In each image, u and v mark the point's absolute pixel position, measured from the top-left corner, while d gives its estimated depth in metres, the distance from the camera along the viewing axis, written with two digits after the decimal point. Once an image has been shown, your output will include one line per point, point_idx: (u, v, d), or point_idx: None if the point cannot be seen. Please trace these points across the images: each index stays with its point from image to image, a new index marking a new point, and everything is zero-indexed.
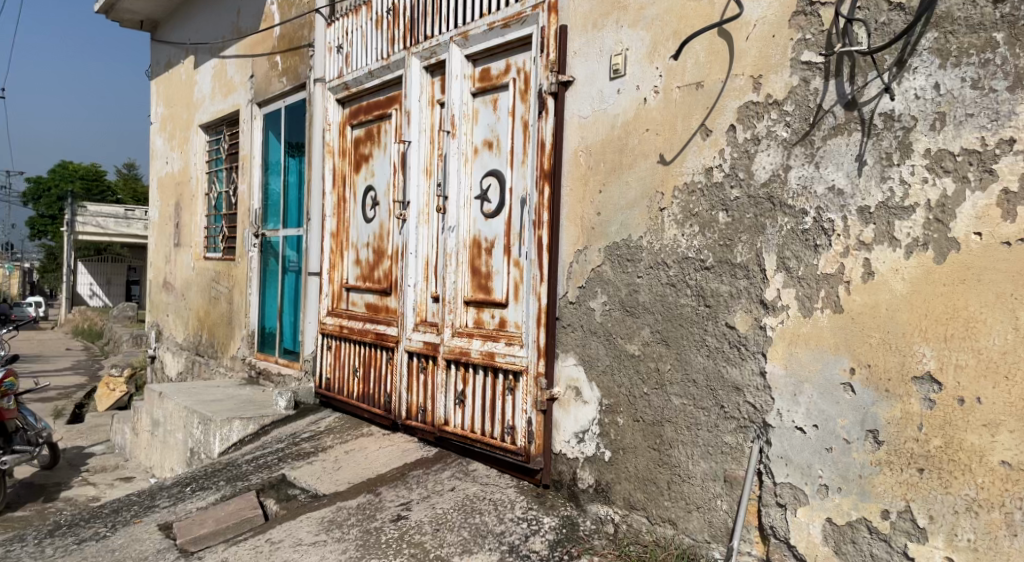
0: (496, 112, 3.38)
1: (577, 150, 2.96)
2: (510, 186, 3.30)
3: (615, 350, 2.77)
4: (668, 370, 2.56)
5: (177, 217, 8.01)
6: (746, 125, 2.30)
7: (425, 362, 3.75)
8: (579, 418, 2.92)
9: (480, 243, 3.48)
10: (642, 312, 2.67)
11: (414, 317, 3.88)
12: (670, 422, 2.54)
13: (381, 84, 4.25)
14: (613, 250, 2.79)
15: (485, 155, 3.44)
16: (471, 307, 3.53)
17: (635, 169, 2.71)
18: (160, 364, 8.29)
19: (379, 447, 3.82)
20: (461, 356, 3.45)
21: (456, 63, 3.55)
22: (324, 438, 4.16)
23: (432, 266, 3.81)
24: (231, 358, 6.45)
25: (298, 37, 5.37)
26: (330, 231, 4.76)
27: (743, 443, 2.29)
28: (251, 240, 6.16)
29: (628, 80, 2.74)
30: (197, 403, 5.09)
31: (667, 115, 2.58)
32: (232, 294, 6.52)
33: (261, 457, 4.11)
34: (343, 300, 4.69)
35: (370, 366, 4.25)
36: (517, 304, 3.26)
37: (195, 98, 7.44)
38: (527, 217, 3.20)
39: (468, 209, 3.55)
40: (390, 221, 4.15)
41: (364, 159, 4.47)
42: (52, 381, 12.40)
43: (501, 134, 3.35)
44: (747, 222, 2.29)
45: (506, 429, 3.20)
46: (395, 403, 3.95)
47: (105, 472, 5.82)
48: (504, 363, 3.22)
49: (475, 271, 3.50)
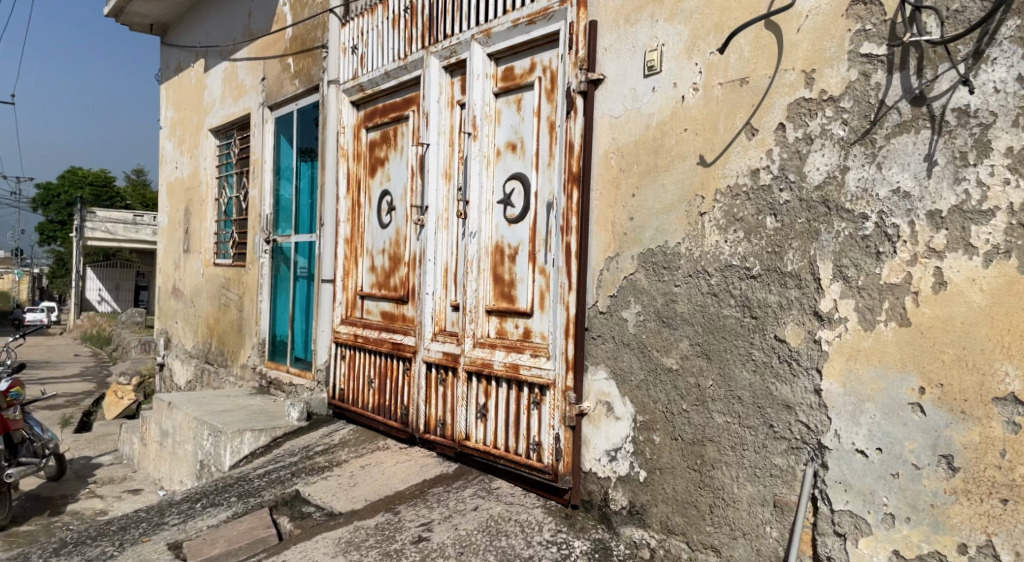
0: (521, 112, 3.24)
1: (607, 151, 2.81)
2: (536, 190, 3.15)
3: (650, 364, 2.61)
4: (710, 386, 2.39)
5: (186, 223, 7.90)
6: (797, 123, 2.14)
7: (444, 374, 3.60)
8: (611, 434, 2.76)
9: (502, 249, 3.33)
10: (681, 324, 2.51)
11: (432, 326, 3.73)
12: (712, 441, 2.38)
13: (397, 85, 4.11)
14: (648, 258, 2.64)
15: (508, 158, 3.30)
16: (493, 316, 3.38)
17: (672, 172, 2.55)
18: (168, 372, 8.16)
19: (396, 462, 3.67)
20: (483, 368, 3.30)
21: (477, 62, 3.41)
22: (339, 452, 4.01)
23: (451, 274, 3.66)
24: (241, 367, 6.32)
25: (311, 39, 5.24)
26: (344, 237, 4.63)
27: (795, 466, 2.13)
28: (262, 246, 6.03)
29: (664, 77, 2.58)
30: (207, 413, 4.96)
31: (708, 114, 2.42)
32: (242, 301, 6.39)
33: (274, 472, 3.95)
34: (357, 308, 4.55)
35: (386, 376, 4.10)
36: (543, 314, 3.11)
37: (204, 102, 7.34)
38: (554, 222, 3.05)
39: (490, 214, 3.40)
40: (407, 227, 4.01)
41: (379, 163, 4.34)
42: (61, 388, 12.35)
43: (526, 136, 3.20)
44: (799, 228, 2.13)
45: (532, 446, 3.04)
46: (412, 415, 3.80)
47: (113, 484, 5.68)
48: (529, 376, 3.06)
49: (498, 278, 3.35)
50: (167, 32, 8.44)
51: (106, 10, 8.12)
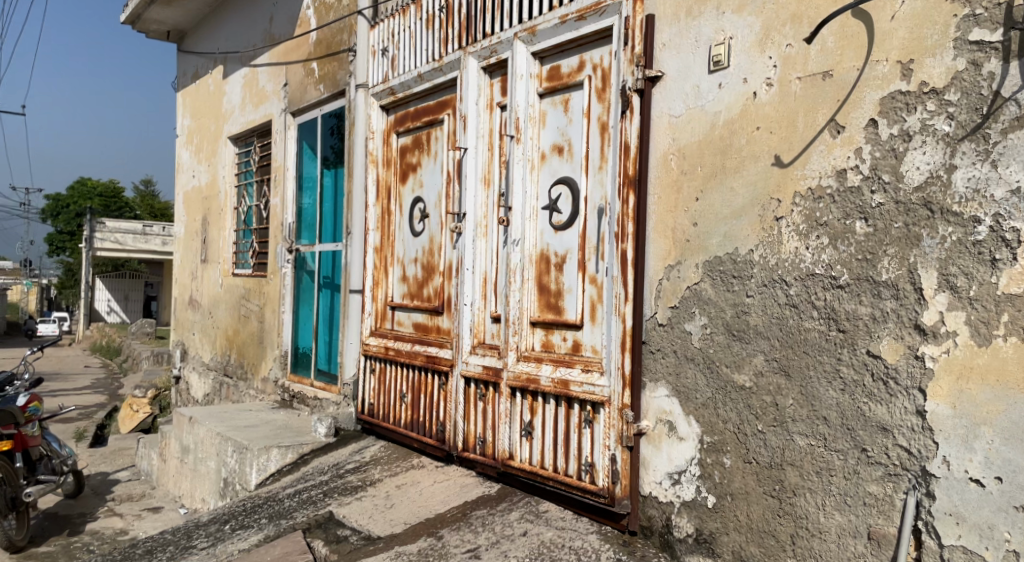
0: (569, 113, 3.07)
1: (667, 152, 2.64)
2: (585, 194, 2.98)
3: (719, 381, 2.43)
4: (790, 406, 2.21)
5: (204, 232, 7.77)
6: (891, 119, 1.96)
7: (484, 389, 3.43)
8: (674, 456, 2.57)
9: (548, 258, 3.15)
10: (754, 337, 2.33)
11: (471, 338, 3.56)
12: (793, 465, 2.19)
13: (431, 88, 3.96)
14: (715, 267, 2.46)
15: (554, 161, 3.14)
16: (538, 328, 3.21)
17: (743, 174, 2.37)
18: (185, 384, 8.02)
19: (434, 482, 3.49)
20: (529, 384, 3.12)
21: (521, 61, 3.25)
22: (372, 470, 3.84)
23: (491, 283, 3.50)
24: (263, 380, 6.16)
25: (337, 42, 5.11)
26: (373, 245, 4.48)
27: (893, 495, 1.94)
28: (285, 256, 5.88)
29: (732, 72, 2.41)
30: (231, 429, 4.80)
31: (784, 111, 2.25)
32: (263, 312, 6.24)
33: (304, 492, 3.78)
34: (388, 320, 4.39)
35: (420, 391, 3.93)
36: (594, 326, 2.93)
37: (223, 109, 7.22)
38: (606, 229, 2.87)
39: (534, 221, 3.23)
40: (442, 235, 3.86)
41: (411, 169, 4.19)
42: (70, 400, 12.22)
43: (575, 138, 3.04)
44: (895, 233, 1.96)
45: (584, 467, 2.85)
46: (449, 432, 3.62)
47: (132, 501, 5.52)
48: (580, 393, 2.88)
49: (543, 288, 3.18)
50: (184, 39, 8.35)
51: (123, 17, 8.03)
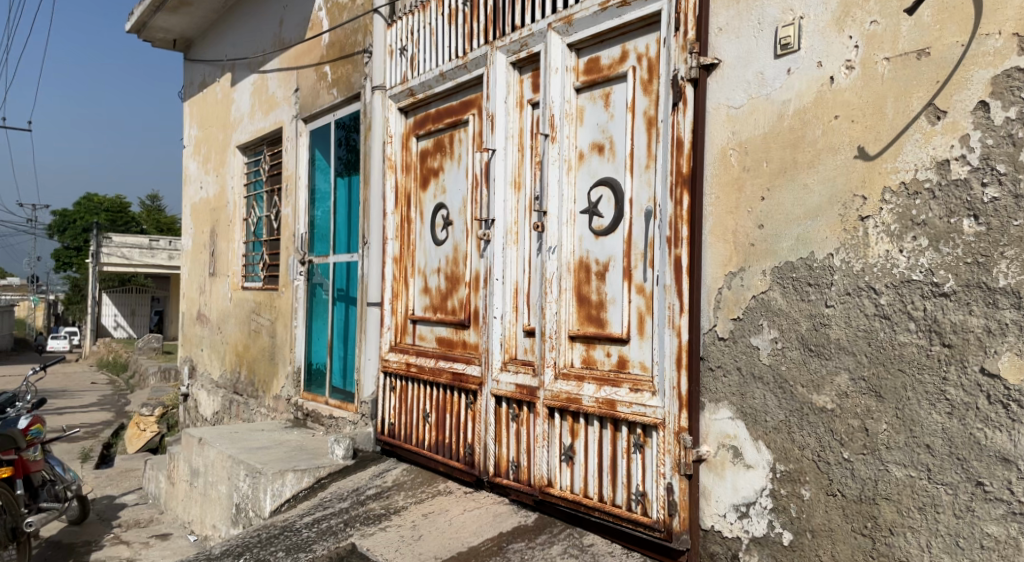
0: (610, 108, 2.82)
1: (726, 147, 2.39)
2: (630, 196, 2.73)
3: (794, 402, 2.16)
4: (883, 432, 1.94)
5: (212, 245, 7.55)
6: (1006, 100, 1.70)
7: (518, 409, 3.18)
8: (740, 486, 2.30)
9: (588, 266, 2.90)
10: (835, 352, 2.06)
11: (502, 354, 3.32)
12: (888, 498, 1.91)
13: (455, 87, 3.73)
14: (786, 274, 2.20)
15: (594, 161, 2.89)
16: (578, 343, 2.95)
17: (819, 168, 2.11)
18: (193, 402, 7.78)
19: (464, 510, 3.23)
20: (569, 404, 2.85)
21: (555, 53, 3.01)
22: (395, 497, 3.58)
23: (523, 294, 3.25)
24: (274, 398, 5.91)
25: (351, 44, 4.89)
26: (392, 256, 4.25)
27: (1018, 538, 1.67)
28: (297, 268, 5.63)
29: (803, 56, 2.16)
30: (242, 451, 4.54)
31: (869, 97, 1.99)
32: (275, 327, 5.99)
33: (322, 521, 3.50)
34: (408, 334, 4.16)
35: (446, 410, 3.68)
36: (642, 340, 2.66)
37: (232, 118, 7.01)
38: (654, 233, 2.61)
39: (572, 226, 2.97)
40: (469, 243, 3.63)
41: (433, 173, 3.96)
42: (76, 418, 11.97)
43: (617, 135, 2.79)
44: (1014, 232, 1.69)
45: (635, 497, 2.58)
46: (479, 455, 3.36)
47: (139, 528, 5.28)
48: (628, 414, 2.61)
49: (582, 299, 2.92)
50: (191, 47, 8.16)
51: (128, 25, 7.84)
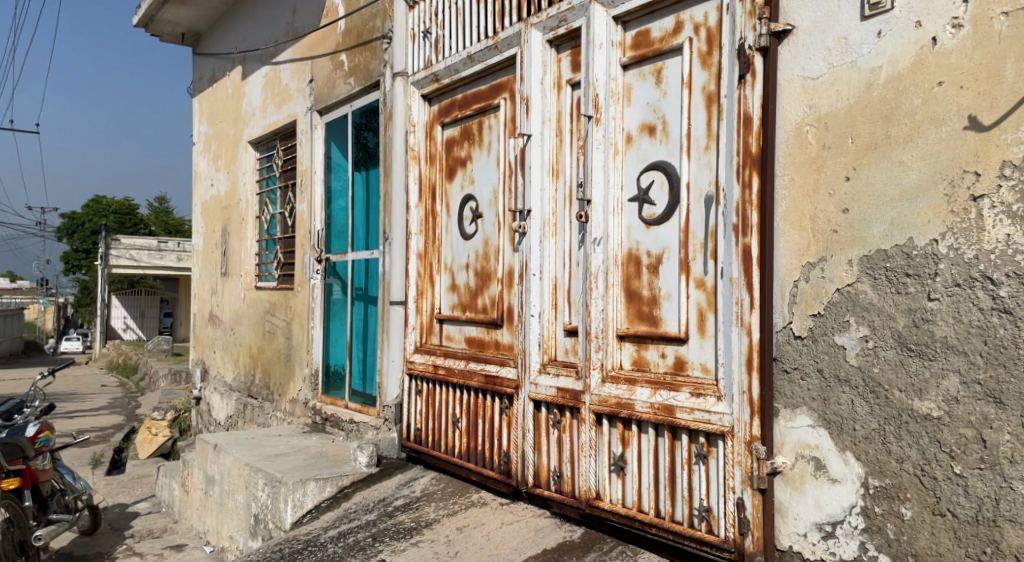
0: (662, 85, 2.57)
1: (801, 122, 2.13)
2: (686, 181, 2.48)
3: (890, 409, 1.91)
4: (1004, 444, 1.68)
5: (224, 244, 7.34)
6: None
7: (559, 415, 2.95)
8: (824, 503, 2.05)
9: (638, 258, 2.65)
10: (941, 352, 1.81)
11: (540, 355, 3.09)
12: (1012, 521, 1.66)
13: (484, 70, 3.50)
14: (879, 263, 1.94)
15: (644, 144, 2.64)
16: (627, 343, 2.70)
17: (918, 141, 1.85)
18: (206, 406, 7.58)
19: (502, 524, 2.99)
20: (620, 410, 2.61)
21: (600, 27, 2.77)
22: (425, 509, 3.34)
23: (562, 290, 3.02)
24: (291, 402, 5.69)
25: (369, 30, 4.66)
26: (416, 252, 4.03)
27: None
28: (313, 266, 5.41)
29: (898, 16, 1.90)
30: (260, 458, 4.33)
31: (982, 58, 1.73)
32: (290, 328, 5.77)
33: (349, 535, 3.27)
34: (435, 334, 3.93)
35: (479, 415, 3.45)
36: (702, 340, 2.41)
37: (242, 112, 6.80)
38: (716, 220, 2.36)
39: (619, 214, 2.73)
40: (501, 237, 3.41)
41: (460, 163, 3.74)
42: (85, 423, 11.82)
43: (671, 114, 2.54)
44: None
45: (698, 513, 2.34)
46: (518, 464, 3.13)
47: (153, 538, 5.08)
48: (689, 421, 2.36)
49: (632, 295, 2.67)
50: (199, 41, 7.96)
51: (135, 19, 7.65)
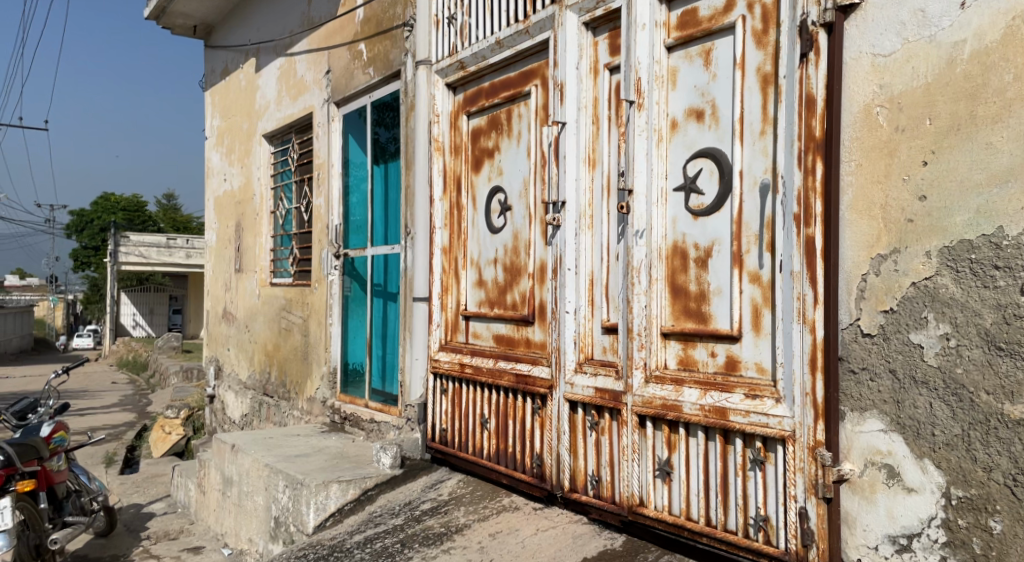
0: (711, 67, 2.42)
1: (870, 103, 1.98)
2: (739, 168, 2.33)
3: (975, 413, 1.76)
4: None
5: (238, 240, 7.23)
6: None
7: (597, 417, 2.81)
8: (899, 513, 1.90)
9: (685, 251, 2.50)
10: None
11: (576, 353, 2.95)
12: None
13: (513, 56, 3.35)
14: (962, 255, 1.79)
15: (691, 130, 2.49)
16: (672, 341, 2.55)
17: (1009, 121, 1.70)
18: (221, 404, 7.49)
19: (538, 531, 2.85)
20: (667, 412, 2.46)
21: (642, 7, 2.62)
22: (455, 513, 3.21)
23: (600, 285, 2.87)
24: (308, 400, 5.57)
25: (389, 17, 4.52)
26: (441, 246, 3.89)
27: None
28: (331, 262, 5.29)
29: None
30: (279, 458, 4.21)
31: None
32: (307, 325, 5.65)
33: (376, 540, 3.14)
34: (460, 332, 3.79)
35: (509, 416, 3.31)
36: (758, 339, 2.26)
37: (256, 106, 6.68)
38: (774, 210, 2.21)
39: (663, 205, 2.58)
40: (532, 230, 3.26)
41: (487, 154, 3.59)
42: (97, 420, 11.77)
43: (721, 98, 2.39)
44: None
45: (755, 523, 2.19)
46: (553, 468, 2.99)
47: (169, 540, 4.98)
48: (744, 425, 2.21)
49: (678, 290, 2.52)
50: (212, 34, 7.84)
51: (147, 12, 7.54)
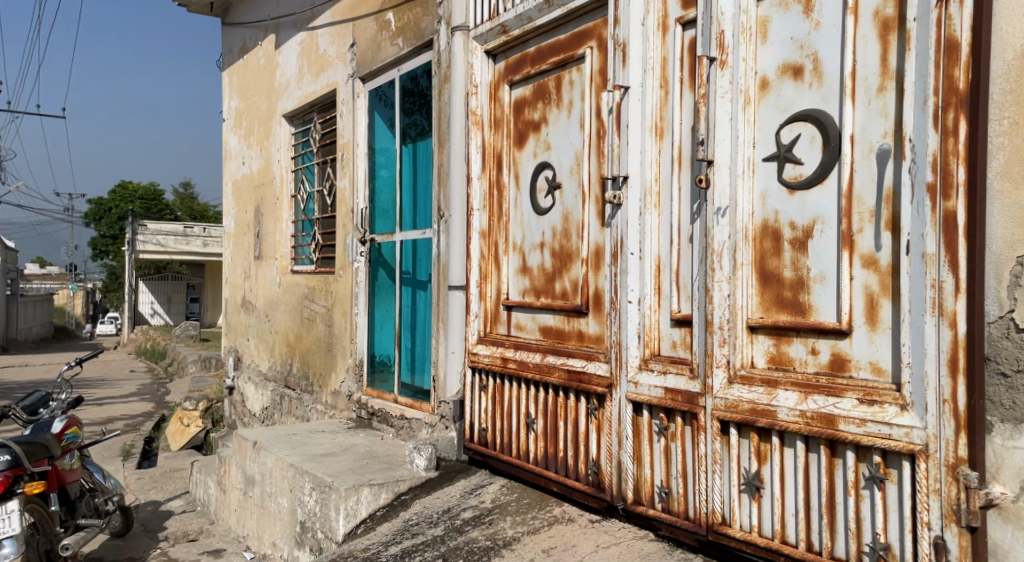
0: (813, 14, 2.06)
1: None
2: (848, 133, 1.97)
3: None
4: None
5: (257, 226, 6.94)
6: None
7: (666, 420, 2.48)
8: None
9: (777, 232, 2.15)
10: None
11: (640, 347, 2.61)
12: None
13: (565, 16, 3.01)
14: None
15: (786, 90, 2.14)
16: (759, 335, 2.21)
17: None
18: (241, 396, 7.23)
19: (598, 548, 2.52)
20: (757, 418, 2.12)
21: None
22: (500, 524, 2.90)
23: (669, 271, 2.53)
24: (333, 394, 5.28)
25: None
26: (479, 229, 3.56)
27: None
28: (357, 248, 4.96)
29: None
30: (305, 457, 3.92)
31: None
32: (331, 315, 5.34)
33: (414, 554, 2.84)
34: (501, 323, 3.47)
35: (561, 417, 2.98)
36: (873, 334, 1.91)
37: (276, 85, 6.36)
38: (897, 182, 1.85)
39: (751, 177, 2.23)
40: (586, 210, 2.92)
41: (532, 127, 3.25)
42: (114, 410, 11.60)
43: (826, 50, 2.03)
44: None
45: (873, 551, 1.86)
46: (612, 476, 2.66)
47: (189, 541, 4.73)
48: (859, 437, 1.86)
49: (768, 277, 2.18)
50: (229, 12, 7.53)
51: None
